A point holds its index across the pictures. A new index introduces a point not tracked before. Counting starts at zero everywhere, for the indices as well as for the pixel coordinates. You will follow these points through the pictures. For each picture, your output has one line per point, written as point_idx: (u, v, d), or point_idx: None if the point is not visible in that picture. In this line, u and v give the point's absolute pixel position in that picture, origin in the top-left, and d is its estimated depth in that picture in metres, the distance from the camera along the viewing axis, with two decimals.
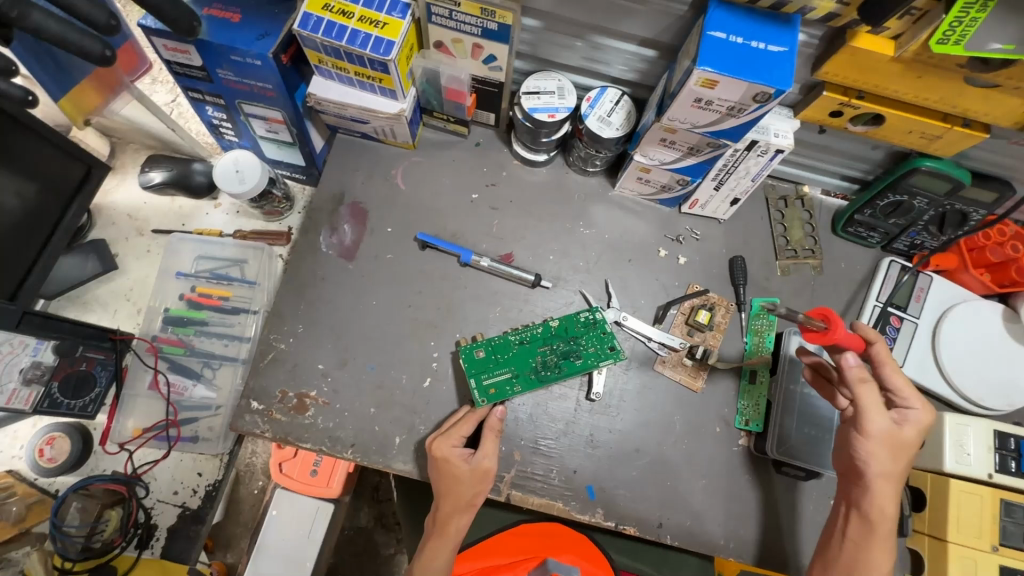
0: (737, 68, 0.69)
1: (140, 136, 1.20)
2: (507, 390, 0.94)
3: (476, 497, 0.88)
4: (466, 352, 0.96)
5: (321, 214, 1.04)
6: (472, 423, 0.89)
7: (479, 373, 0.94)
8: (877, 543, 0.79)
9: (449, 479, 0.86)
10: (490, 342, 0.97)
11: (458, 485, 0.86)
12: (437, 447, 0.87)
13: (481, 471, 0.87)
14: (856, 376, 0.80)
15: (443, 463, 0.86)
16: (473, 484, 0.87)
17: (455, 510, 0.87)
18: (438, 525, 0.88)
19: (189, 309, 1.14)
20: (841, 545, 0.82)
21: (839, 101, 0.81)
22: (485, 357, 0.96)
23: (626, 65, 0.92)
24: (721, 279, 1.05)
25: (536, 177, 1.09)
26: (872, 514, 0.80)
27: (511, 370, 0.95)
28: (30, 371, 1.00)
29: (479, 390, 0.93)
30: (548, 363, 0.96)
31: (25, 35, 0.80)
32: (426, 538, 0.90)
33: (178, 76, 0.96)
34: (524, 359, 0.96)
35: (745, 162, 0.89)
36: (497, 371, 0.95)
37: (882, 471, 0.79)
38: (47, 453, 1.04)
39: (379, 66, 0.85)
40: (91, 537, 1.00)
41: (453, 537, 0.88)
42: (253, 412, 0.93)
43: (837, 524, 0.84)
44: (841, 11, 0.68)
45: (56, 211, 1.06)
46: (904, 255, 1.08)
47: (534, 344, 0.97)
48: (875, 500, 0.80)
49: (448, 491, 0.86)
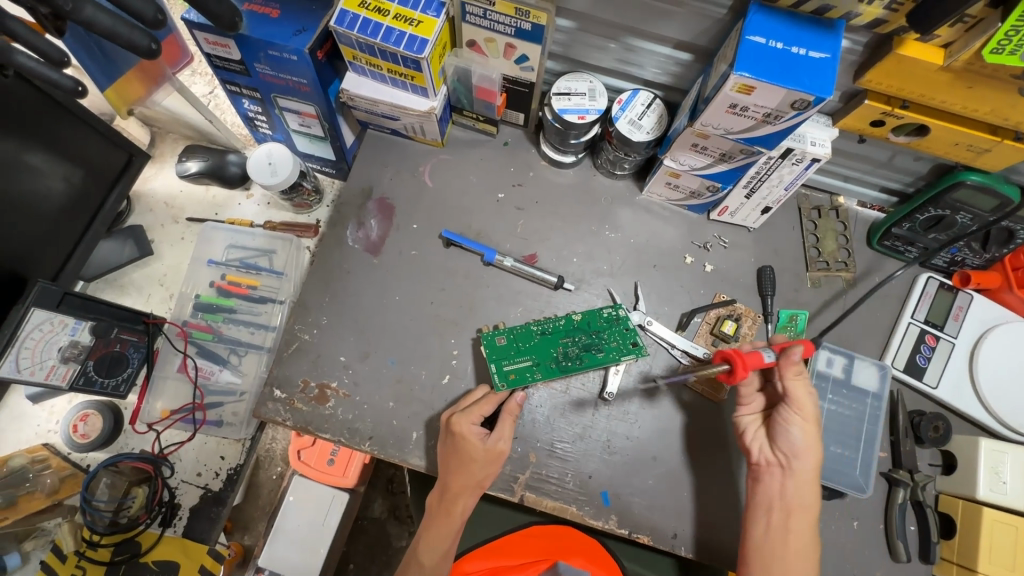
0: (776, 74, 0.67)
1: (178, 126, 1.24)
2: (528, 377, 0.94)
3: (486, 479, 0.89)
4: (488, 339, 0.96)
5: (349, 208, 1.06)
6: (492, 403, 0.91)
7: (500, 360, 0.95)
8: (808, 524, 0.85)
9: (464, 458, 0.87)
10: (513, 330, 0.97)
11: (472, 464, 0.88)
12: (456, 423, 0.88)
13: (494, 452, 0.89)
14: (796, 368, 0.85)
15: (459, 439, 0.87)
16: (485, 465, 0.89)
17: (464, 490, 0.89)
18: (446, 504, 0.91)
19: (219, 296, 1.17)
20: (783, 542, 0.83)
21: (881, 110, 0.78)
22: (507, 344, 0.96)
23: (659, 67, 0.91)
24: (748, 288, 1.03)
25: (563, 178, 1.08)
26: (800, 500, 0.85)
27: (533, 358, 0.96)
28: (68, 350, 1.00)
29: (499, 374, 0.94)
30: (570, 354, 0.96)
31: (76, 27, 0.83)
32: (432, 515, 0.93)
33: (218, 70, 0.98)
34: (546, 348, 0.97)
35: (779, 170, 0.87)
36: (519, 358, 0.96)
37: (809, 455, 0.86)
38: (81, 429, 1.09)
39: (412, 64, 0.86)
40: (118, 512, 1.04)
41: (458, 514, 0.91)
42: (276, 400, 0.95)
43: (775, 518, 0.85)
44: (888, 17, 0.66)
45: (100, 197, 1.10)
46: (944, 272, 1.04)
47: (556, 335, 0.97)
48: (799, 484, 0.86)
49: (460, 469, 0.87)
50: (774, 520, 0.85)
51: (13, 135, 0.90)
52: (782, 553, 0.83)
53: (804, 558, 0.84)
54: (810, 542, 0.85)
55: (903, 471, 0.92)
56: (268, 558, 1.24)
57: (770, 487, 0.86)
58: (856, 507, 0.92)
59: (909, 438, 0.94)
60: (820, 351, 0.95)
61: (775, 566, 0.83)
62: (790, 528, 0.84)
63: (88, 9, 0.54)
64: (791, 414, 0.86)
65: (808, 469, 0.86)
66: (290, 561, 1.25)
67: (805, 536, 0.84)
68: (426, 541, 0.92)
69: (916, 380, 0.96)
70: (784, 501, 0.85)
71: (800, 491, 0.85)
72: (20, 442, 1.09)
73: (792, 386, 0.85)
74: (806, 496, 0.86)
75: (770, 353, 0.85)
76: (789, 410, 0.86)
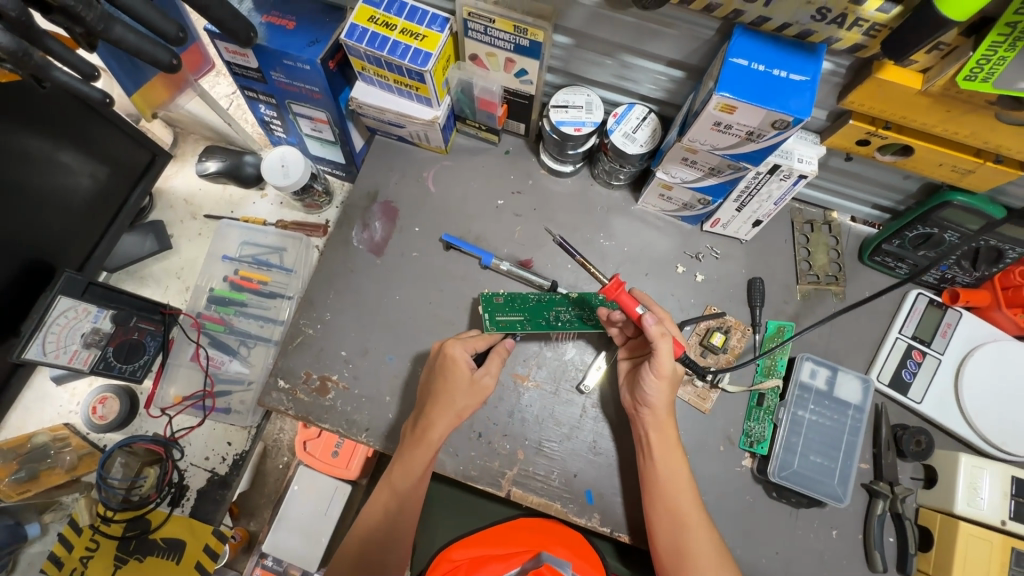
0: (757, 95, 0.70)
1: (199, 128, 1.31)
2: (518, 329, 1.00)
3: (466, 411, 0.93)
4: (487, 296, 1.03)
5: (355, 210, 1.11)
6: (485, 341, 0.98)
7: (494, 311, 1.02)
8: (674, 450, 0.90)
9: (449, 377, 0.93)
10: (512, 292, 1.03)
11: (455, 388, 0.92)
12: (450, 347, 0.95)
13: (480, 386, 0.94)
14: (655, 332, 0.86)
15: (450, 361, 0.93)
16: (468, 395, 0.93)
17: (441, 415, 0.91)
18: (418, 433, 0.92)
19: (231, 290, 1.24)
20: (655, 471, 0.88)
21: (866, 130, 0.80)
22: (504, 302, 1.02)
23: (654, 84, 0.94)
24: (738, 299, 1.05)
25: (561, 187, 1.12)
26: (666, 437, 0.90)
27: (525, 315, 1.01)
28: (90, 335, 1.07)
29: (490, 321, 1.01)
30: (562, 317, 1.01)
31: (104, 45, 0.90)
32: (404, 444, 0.94)
33: (236, 76, 1.04)
34: (540, 310, 1.02)
35: (767, 185, 0.90)
36: (512, 312, 1.02)
37: (665, 404, 0.90)
38: (99, 411, 1.15)
39: (416, 75, 0.91)
40: (131, 490, 1.11)
41: (429, 443, 0.91)
42: (279, 390, 1.01)
43: (646, 449, 0.90)
44: (867, 43, 0.69)
45: (125, 192, 1.18)
46: (933, 288, 1.05)
47: (552, 299, 1.02)
48: (658, 423, 0.90)
49: (443, 392, 0.92)
50: (653, 457, 0.89)
51: (48, 135, 0.97)
52: (658, 487, 0.88)
53: (675, 481, 0.88)
54: (683, 474, 0.89)
55: (882, 483, 0.94)
56: (272, 544, 1.29)
57: (642, 428, 0.91)
58: (833, 516, 0.94)
59: (891, 451, 0.95)
60: (804, 362, 0.98)
61: (657, 492, 0.88)
62: (656, 462, 0.89)
63: (117, 29, 0.60)
64: (650, 373, 0.89)
65: (659, 414, 0.90)
66: (290, 546, 1.30)
67: (679, 465, 0.89)
68: (400, 469, 0.93)
69: (900, 395, 0.98)
70: (648, 439, 0.90)
71: (662, 428, 0.90)
72: (43, 421, 1.16)
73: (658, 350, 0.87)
74: (668, 433, 0.90)
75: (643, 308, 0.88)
76: (651, 369, 0.88)
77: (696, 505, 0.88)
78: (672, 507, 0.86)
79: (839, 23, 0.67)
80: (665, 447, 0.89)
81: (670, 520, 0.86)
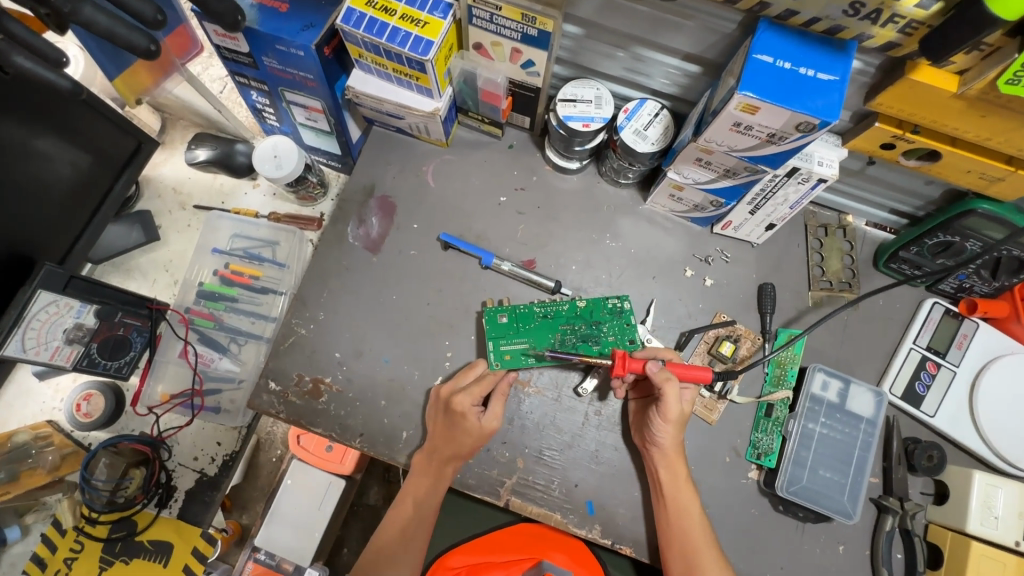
0: (782, 95, 0.66)
1: (188, 113, 1.25)
2: (522, 359, 0.95)
3: (474, 450, 0.91)
4: (490, 315, 0.97)
5: (351, 204, 1.06)
6: (485, 386, 0.91)
7: (498, 338, 0.96)
8: (682, 487, 0.87)
9: (457, 431, 0.89)
10: (515, 310, 0.97)
11: (464, 437, 0.89)
12: (456, 402, 0.88)
13: (488, 429, 0.90)
14: (661, 377, 0.86)
15: (460, 417, 0.88)
16: (478, 438, 0.90)
17: (452, 457, 0.90)
18: (434, 470, 0.91)
19: (221, 285, 1.19)
20: (672, 517, 0.86)
21: (892, 134, 0.76)
22: (507, 324, 0.97)
23: (667, 78, 0.90)
24: (748, 306, 1.02)
25: (566, 184, 1.08)
26: (678, 474, 0.88)
27: (529, 341, 0.96)
28: (73, 331, 1.02)
29: (495, 353, 0.95)
30: (567, 342, 0.96)
31: (78, 28, 0.85)
32: (412, 473, 0.93)
33: (227, 61, 0.98)
34: (544, 332, 0.96)
35: (784, 189, 0.85)
36: (516, 340, 0.96)
37: (674, 446, 0.88)
38: (83, 408, 1.11)
39: (416, 65, 0.86)
40: (115, 491, 1.07)
41: (446, 479, 0.91)
42: (270, 392, 0.97)
43: (660, 492, 0.87)
44: (902, 41, 0.64)
45: (109, 181, 1.12)
46: (950, 297, 1.02)
47: (556, 320, 0.97)
48: (667, 462, 0.88)
49: (452, 438, 0.89)
50: (664, 495, 0.87)
51: (23, 120, 0.92)
52: (675, 533, 0.85)
53: (686, 519, 0.85)
54: (695, 511, 0.87)
55: (893, 498, 0.91)
56: (265, 539, 1.27)
57: (656, 471, 0.88)
58: (841, 532, 0.92)
59: (903, 466, 0.93)
60: (816, 373, 0.94)
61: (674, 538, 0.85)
62: (669, 499, 0.86)
63: (86, 10, 0.56)
64: (658, 417, 0.86)
65: (673, 437, 0.87)
66: (284, 541, 1.27)
67: (690, 501, 0.87)
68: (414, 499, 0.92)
69: (913, 408, 0.95)
70: (663, 481, 0.87)
71: (674, 465, 0.88)
72: (26, 418, 1.12)
73: (666, 393, 0.85)
74: (679, 469, 0.88)
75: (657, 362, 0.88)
76: (658, 413, 0.87)
77: (712, 547, 0.86)
78: (688, 548, 0.84)
79: (873, 19, 0.62)
80: (676, 484, 0.87)
81: (685, 565, 0.83)
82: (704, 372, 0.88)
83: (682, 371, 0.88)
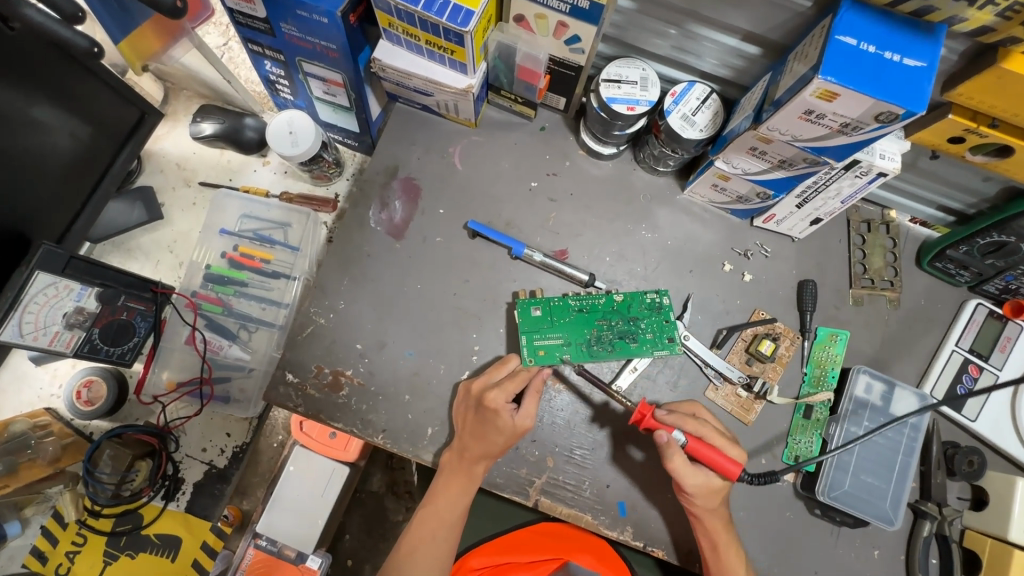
0: (865, 82, 0.61)
1: (193, 83, 1.18)
2: (557, 355, 0.91)
3: (505, 449, 0.86)
4: (523, 307, 0.92)
5: (372, 186, 1.00)
6: (520, 381, 0.86)
7: (532, 332, 0.91)
8: (726, 553, 0.81)
9: (488, 428, 0.84)
10: (550, 303, 0.93)
11: (495, 435, 0.84)
12: (489, 398, 0.84)
13: (520, 428, 0.85)
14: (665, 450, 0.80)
15: (492, 414, 0.83)
16: (509, 437, 0.85)
17: (480, 456, 0.86)
18: (460, 466, 0.87)
19: (230, 268, 1.12)
20: None
21: (965, 127, 0.71)
22: (541, 317, 0.92)
23: (719, 59, 0.84)
24: (787, 303, 0.98)
25: (599, 170, 1.02)
26: (723, 547, 0.81)
27: (564, 336, 0.92)
28: (74, 316, 0.94)
29: (528, 348, 0.91)
30: (604, 338, 0.92)
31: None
32: (439, 472, 0.89)
33: (240, 26, 0.90)
34: (580, 327, 0.92)
35: (839, 182, 0.79)
36: (550, 334, 0.92)
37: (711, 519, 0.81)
38: (84, 395, 1.05)
39: (454, 37, 0.79)
40: (121, 485, 1.02)
41: (476, 479, 0.87)
42: (287, 384, 0.91)
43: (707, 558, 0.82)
44: (998, 26, 0.59)
45: (108, 156, 1.04)
46: (992, 298, 0.99)
47: (592, 314, 0.93)
48: (709, 530, 0.82)
49: (481, 435, 0.84)
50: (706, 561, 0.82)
51: (19, 85, 0.83)
52: None
53: None
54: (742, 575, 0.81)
55: (931, 504, 0.89)
56: (266, 526, 1.13)
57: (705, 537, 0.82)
58: (877, 537, 0.90)
59: (942, 471, 0.91)
60: (860, 375, 0.92)
61: None
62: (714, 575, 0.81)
63: None
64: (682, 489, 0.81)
65: (709, 499, 0.81)
66: (286, 527, 1.14)
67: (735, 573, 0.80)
68: (447, 499, 0.88)
69: (954, 412, 0.93)
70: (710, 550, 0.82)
71: (719, 538, 0.81)
72: (21, 405, 1.06)
73: (676, 466, 0.80)
74: (728, 544, 0.82)
75: (680, 434, 0.80)
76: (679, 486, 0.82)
77: None
78: None
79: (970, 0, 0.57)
80: (721, 557, 0.81)
81: None
82: (731, 470, 0.78)
83: (705, 455, 0.79)
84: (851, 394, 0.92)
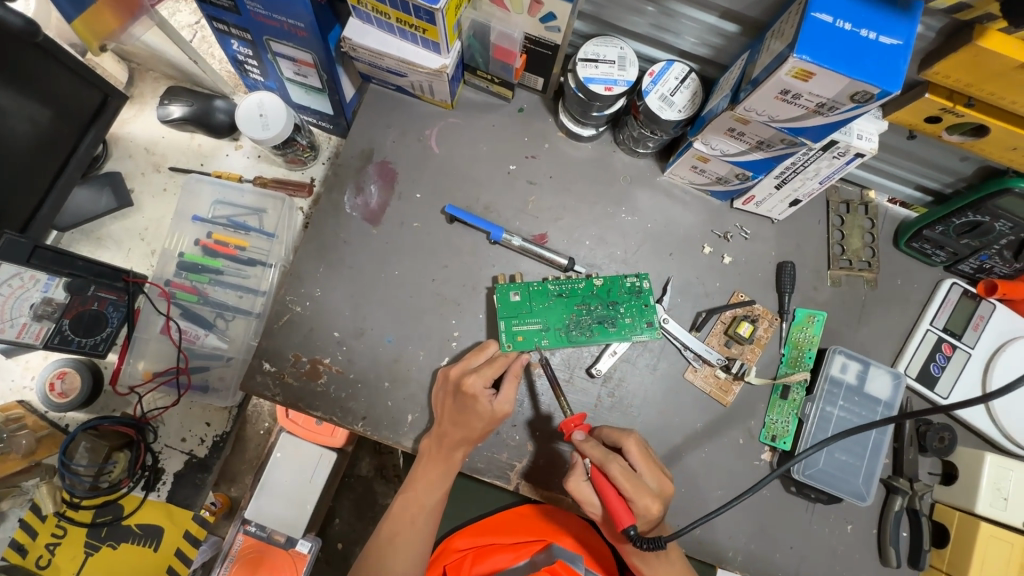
0: (842, 60, 0.60)
1: (160, 64, 1.14)
2: (536, 340, 0.91)
3: (485, 434, 0.86)
4: (502, 292, 0.92)
5: (347, 170, 0.97)
6: (497, 368, 0.85)
7: (511, 318, 0.91)
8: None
9: (467, 413, 0.84)
10: (529, 288, 0.93)
11: (475, 420, 0.84)
12: (467, 383, 0.83)
13: (500, 412, 0.85)
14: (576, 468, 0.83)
15: (470, 399, 0.83)
16: (489, 422, 0.85)
17: (461, 441, 0.86)
18: (439, 453, 0.87)
19: (204, 256, 1.10)
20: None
21: (942, 106, 0.71)
22: (520, 302, 0.92)
23: (697, 38, 0.83)
24: (766, 285, 0.98)
25: (580, 152, 1.01)
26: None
27: (542, 322, 0.92)
28: (41, 307, 0.90)
29: (507, 334, 0.91)
30: (582, 323, 0.92)
31: None
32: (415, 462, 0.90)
33: (202, 3, 0.86)
34: (559, 312, 0.92)
35: (817, 163, 0.79)
36: (529, 320, 0.92)
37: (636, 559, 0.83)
38: (58, 387, 1.02)
39: (424, 15, 0.76)
40: (99, 477, 1.01)
41: (454, 465, 0.87)
42: (264, 373, 0.90)
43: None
44: (974, 2, 0.59)
45: (72, 139, 1.01)
46: (967, 277, 1.00)
47: (571, 299, 0.93)
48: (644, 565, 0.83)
49: (461, 421, 0.84)
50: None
51: None
52: None
53: None
54: None
55: (904, 480, 0.92)
56: (254, 511, 1.13)
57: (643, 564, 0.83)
58: (851, 512, 0.92)
59: (914, 447, 0.93)
60: (836, 355, 0.93)
61: None
62: None
63: None
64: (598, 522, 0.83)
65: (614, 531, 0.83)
66: (273, 513, 1.14)
67: None
68: (424, 485, 0.88)
69: (927, 389, 0.94)
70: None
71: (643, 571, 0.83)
72: None
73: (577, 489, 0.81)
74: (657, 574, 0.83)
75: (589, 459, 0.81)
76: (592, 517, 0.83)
77: None
78: None
79: None
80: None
81: None
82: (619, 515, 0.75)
83: (605, 490, 0.77)
84: (824, 381, 0.92)
